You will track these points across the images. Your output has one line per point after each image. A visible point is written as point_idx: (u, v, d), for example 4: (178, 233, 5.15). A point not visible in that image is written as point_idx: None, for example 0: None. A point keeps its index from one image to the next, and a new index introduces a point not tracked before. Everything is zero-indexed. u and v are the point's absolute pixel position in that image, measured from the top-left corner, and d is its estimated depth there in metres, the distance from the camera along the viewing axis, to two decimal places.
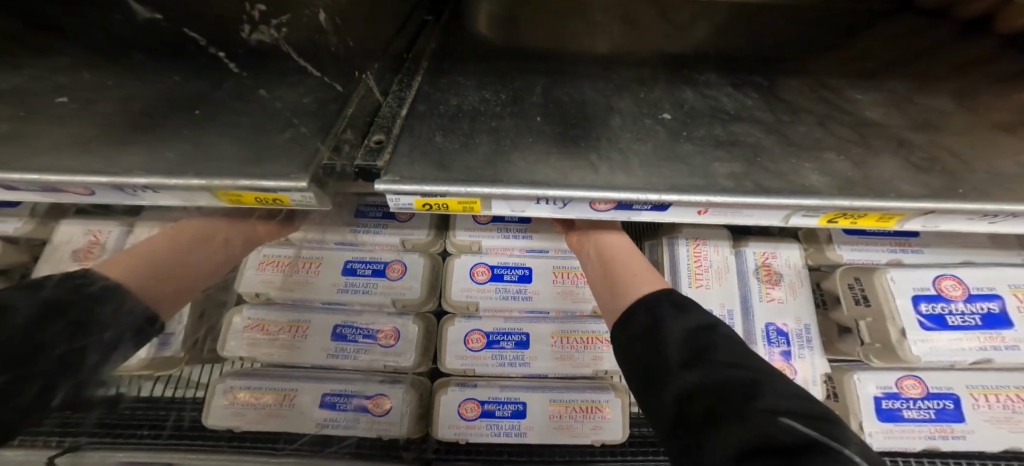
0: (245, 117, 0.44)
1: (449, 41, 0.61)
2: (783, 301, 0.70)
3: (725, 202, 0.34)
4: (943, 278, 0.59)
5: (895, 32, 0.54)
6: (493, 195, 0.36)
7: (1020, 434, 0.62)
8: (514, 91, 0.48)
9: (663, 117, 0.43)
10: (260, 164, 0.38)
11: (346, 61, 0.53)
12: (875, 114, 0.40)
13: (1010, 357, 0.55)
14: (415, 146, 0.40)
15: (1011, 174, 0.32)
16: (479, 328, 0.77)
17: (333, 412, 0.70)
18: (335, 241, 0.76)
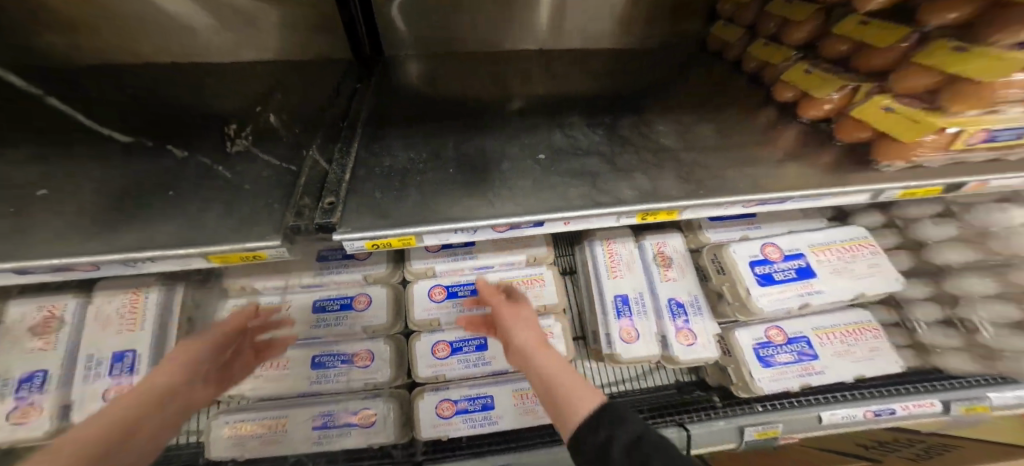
0: (218, 194, 0.57)
1: (380, 104, 0.76)
2: (676, 279, 0.90)
3: (575, 215, 0.51)
4: (766, 245, 0.79)
5: (695, 78, 0.77)
6: (422, 232, 0.51)
7: (859, 363, 0.80)
8: (433, 148, 0.64)
9: (539, 158, 0.60)
10: (244, 230, 0.51)
11: (297, 140, 0.67)
12: (671, 142, 0.60)
13: (819, 298, 0.75)
14: (360, 203, 0.55)
15: (737, 177, 0.53)
16: (443, 340, 0.90)
17: (327, 431, 0.79)
18: (301, 284, 0.86)
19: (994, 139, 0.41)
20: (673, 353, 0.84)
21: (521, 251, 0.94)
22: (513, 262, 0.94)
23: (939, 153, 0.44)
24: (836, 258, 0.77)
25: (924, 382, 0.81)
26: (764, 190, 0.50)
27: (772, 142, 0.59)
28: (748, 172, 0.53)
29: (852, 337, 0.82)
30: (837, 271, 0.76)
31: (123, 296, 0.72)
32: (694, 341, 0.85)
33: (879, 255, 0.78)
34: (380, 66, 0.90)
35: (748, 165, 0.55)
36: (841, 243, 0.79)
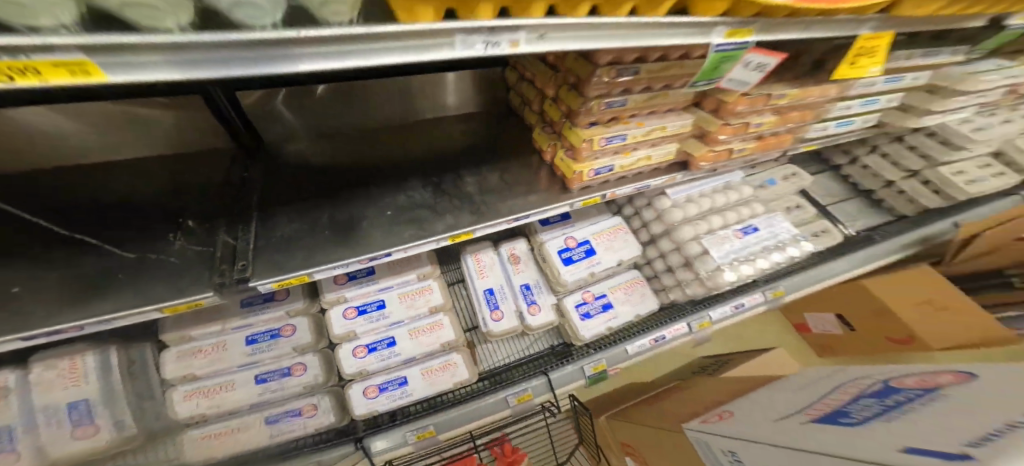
0: (157, 269, 0.72)
1: (269, 181, 0.93)
2: (524, 270, 1.23)
3: (403, 246, 0.78)
4: (567, 238, 1.21)
5: (504, 129, 1.08)
6: (312, 269, 0.72)
7: (637, 304, 1.22)
8: (314, 214, 0.85)
9: (387, 213, 0.84)
10: (187, 287, 0.70)
11: (205, 226, 0.81)
12: (472, 187, 0.91)
13: (597, 267, 1.19)
14: (265, 261, 0.74)
15: (503, 209, 0.87)
16: (360, 344, 1.00)
17: (276, 425, 0.91)
18: (231, 325, 0.90)
19: (600, 172, 0.87)
20: (528, 322, 1.17)
21: (410, 270, 1.06)
22: (407, 279, 1.06)
23: (586, 181, 0.89)
24: (607, 240, 1.22)
25: (682, 310, 1.26)
26: (515, 212, 0.86)
27: (532, 183, 0.94)
28: (512, 207, 0.87)
29: (631, 288, 1.23)
30: (608, 247, 1.21)
31: (60, 366, 0.79)
32: (540, 310, 1.18)
33: (634, 231, 1.26)
34: (248, 146, 1.01)
35: (514, 199, 0.90)
36: (611, 229, 1.24)
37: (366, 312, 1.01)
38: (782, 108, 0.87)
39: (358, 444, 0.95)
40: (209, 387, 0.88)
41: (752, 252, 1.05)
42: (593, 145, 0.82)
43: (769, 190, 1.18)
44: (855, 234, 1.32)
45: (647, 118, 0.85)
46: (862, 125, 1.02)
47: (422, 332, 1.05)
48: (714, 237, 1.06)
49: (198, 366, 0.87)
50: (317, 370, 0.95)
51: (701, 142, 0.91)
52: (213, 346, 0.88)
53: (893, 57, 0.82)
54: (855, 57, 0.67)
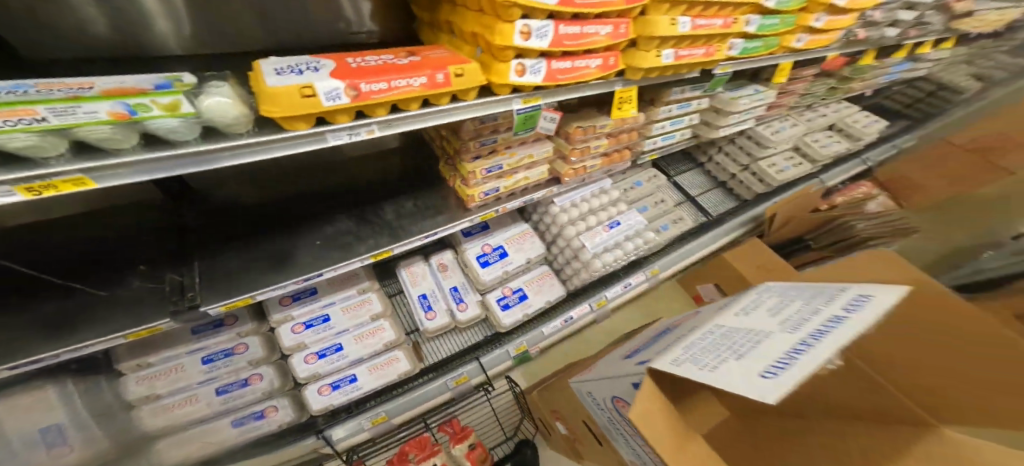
0: (124, 300, 0.74)
1: (211, 214, 0.95)
2: (452, 276, 1.41)
3: (332, 267, 0.91)
4: (484, 245, 1.42)
5: (417, 161, 1.28)
6: (254, 293, 0.81)
7: (546, 293, 1.47)
8: (253, 243, 0.91)
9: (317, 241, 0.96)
10: (142, 314, 0.72)
11: (158, 257, 0.82)
12: (389, 212, 1.09)
13: (510, 266, 1.42)
14: (211, 289, 0.79)
15: (418, 228, 1.07)
16: (310, 352, 1.13)
17: (243, 425, 1.05)
18: (187, 349, 0.99)
19: (488, 193, 1.11)
20: (458, 318, 1.37)
21: (351, 286, 1.22)
22: (348, 295, 1.21)
23: (478, 200, 1.12)
24: (517, 243, 1.46)
25: (580, 293, 1.56)
26: (428, 229, 1.07)
27: (441, 205, 1.15)
28: (424, 225, 1.08)
29: (540, 281, 1.48)
30: (518, 248, 1.45)
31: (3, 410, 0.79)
32: (468, 307, 1.39)
33: (539, 235, 1.53)
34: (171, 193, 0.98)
35: (427, 219, 1.10)
36: (520, 233, 1.48)
37: (313, 325, 1.14)
38: (612, 134, 1.20)
39: (320, 434, 1.10)
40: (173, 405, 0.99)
41: (617, 241, 1.37)
42: (477, 174, 1.06)
43: (636, 190, 1.56)
44: (713, 217, 1.74)
45: (518, 148, 1.11)
46: (681, 138, 1.41)
47: (365, 337, 1.20)
48: (589, 233, 1.36)
49: (160, 388, 0.96)
50: (272, 376, 1.09)
51: (564, 162, 1.22)
52: (171, 368, 0.97)
53: (675, 93, 1.18)
54: (619, 103, 0.95)
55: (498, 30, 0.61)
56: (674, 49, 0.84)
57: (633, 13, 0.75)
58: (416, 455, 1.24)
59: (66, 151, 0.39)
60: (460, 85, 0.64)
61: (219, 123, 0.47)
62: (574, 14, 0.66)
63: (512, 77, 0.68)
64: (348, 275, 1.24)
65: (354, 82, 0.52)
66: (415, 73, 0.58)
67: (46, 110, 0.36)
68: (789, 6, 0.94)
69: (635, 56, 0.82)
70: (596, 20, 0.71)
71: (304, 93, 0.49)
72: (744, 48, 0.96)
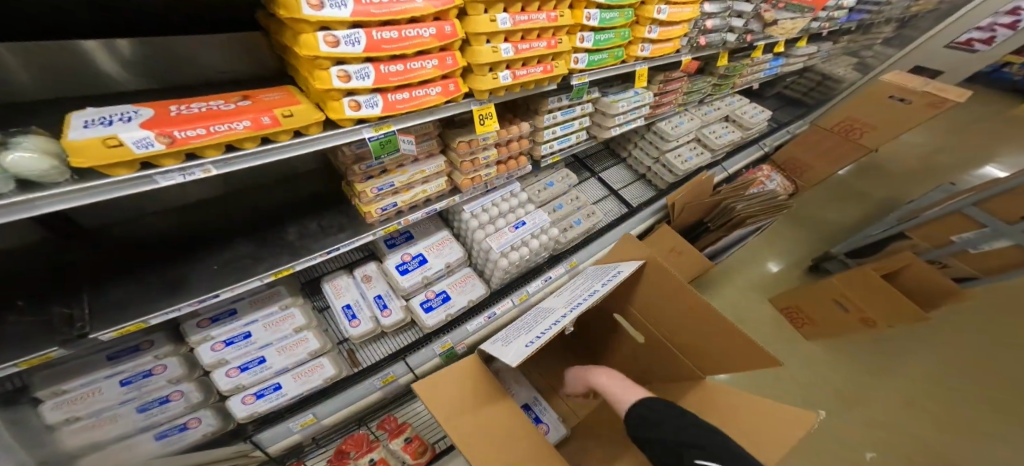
0: (21, 335, 0.82)
1: (108, 253, 1.04)
2: (375, 285, 1.48)
3: (229, 288, 1.02)
4: (404, 253, 1.49)
5: (323, 184, 1.38)
6: (147, 318, 0.91)
7: (468, 293, 1.56)
8: (147, 274, 1.01)
9: (215, 266, 1.06)
10: (35, 343, 0.81)
11: (58, 296, 0.91)
12: (293, 233, 1.19)
13: (430, 270, 1.49)
14: (104, 318, 0.88)
15: (319, 245, 1.17)
16: (232, 366, 1.21)
17: (166, 437, 1.12)
18: (103, 374, 1.03)
19: (386, 208, 1.17)
20: (382, 323, 1.44)
21: (273, 303, 1.30)
22: (270, 312, 1.29)
23: (375, 214, 1.17)
24: (437, 249, 1.54)
25: (502, 291, 1.66)
26: (328, 245, 1.17)
27: (344, 222, 1.26)
28: (325, 242, 1.18)
29: (462, 283, 1.57)
30: (438, 254, 1.53)
31: None
32: (391, 313, 1.45)
33: (459, 241, 1.63)
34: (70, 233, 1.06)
35: (329, 236, 1.20)
36: (439, 240, 1.56)
37: (233, 342, 1.21)
38: (499, 143, 1.27)
39: (248, 439, 1.18)
40: (86, 428, 1.02)
41: (523, 240, 1.46)
42: (367, 192, 1.12)
43: (548, 190, 1.64)
44: (634, 206, 1.86)
45: (410, 165, 1.19)
46: (579, 139, 1.46)
47: (287, 349, 1.28)
48: (497, 234, 1.41)
49: (72, 411, 0.99)
50: (192, 388, 1.17)
51: (460, 172, 1.29)
52: (90, 390, 1.01)
53: (552, 102, 1.24)
54: (480, 120, 1.03)
55: (316, 75, 0.71)
56: (511, 70, 0.94)
57: (456, 47, 0.87)
58: (354, 451, 1.34)
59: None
60: (291, 124, 0.76)
61: (28, 174, 0.56)
62: (390, 55, 0.76)
63: (347, 113, 0.78)
64: (269, 293, 1.32)
65: (165, 131, 0.63)
66: (237, 118, 0.70)
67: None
68: (618, 22, 1.07)
69: (475, 79, 0.93)
70: (418, 56, 0.81)
71: (110, 144, 0.59)
72: (590, 60, 1.10)
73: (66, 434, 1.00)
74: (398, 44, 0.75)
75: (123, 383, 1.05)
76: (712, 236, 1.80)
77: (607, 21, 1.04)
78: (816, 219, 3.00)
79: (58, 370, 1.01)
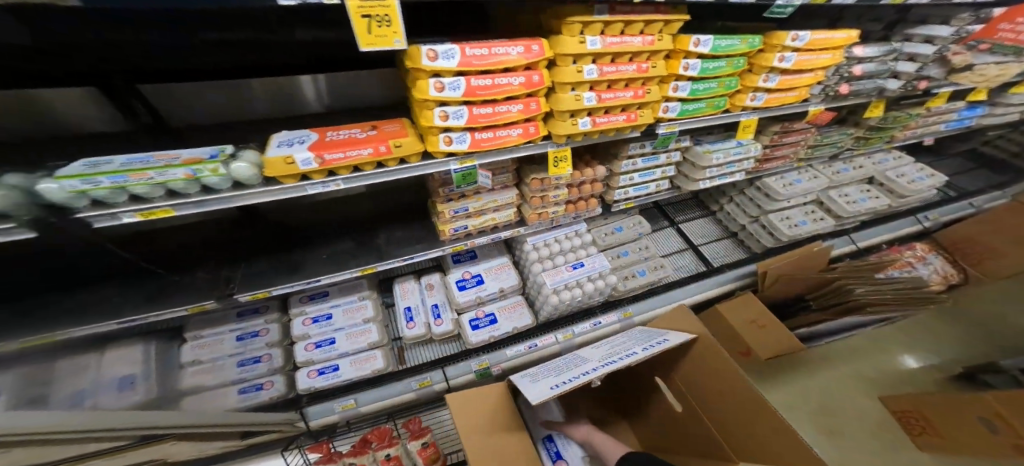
0: (195, 286, 1.06)
1: (251, 228, 1.26)
2: (435, 294, 1.59)
3: (331, 276, 1.17)
4: (466, 271, 1.57)
5: (416, 193, 1.49)
6: (272, 288, 1.09)
7: (516, 320, 1.55)
8: (274, 252, 1.20)
9: (325, 255, 1.22)
10: (202, 296, 1.03)
11: (218, 259, 1.15)
12: (384, 237, 1.32)
13: (485, 292, 1.54)
14: (247, 283, 1.10)
15: (401, 252, 1.27)
16: (310, 342, 1.40)
17: (248, 393, 1.28)
18: (227, 327, 1.33)
19: (458, 229, 1.25)
20: (435, 331, 1.52)
21: (353, 292, 1.51)
22: (349, 300, 1.50)
23: (448, 234, 1.26)
24: (499, 273, 1.58)
25: (551, 325, 1.62)
26: (407, 253, 1.28)
27: (424, 233, 1.35)
28: (407, 250, 1.28)
29: (511, 311, 1.57)
30: (497, 278, 1.57)
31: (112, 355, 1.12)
32: (443, 323, 1.53)
33: (517, 268, 1.65)
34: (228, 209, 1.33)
35: (411, 245, 1.30)
36: (502, 264, 1.61)
37: (317, 319, 1.43)
38: (570, 184, 1.25)
39: (299, 410, 1.32)
40: (201, 377, 1.25)
41: (579, 281, 1.41)
42: (445, 213, 1.21)
43: (614, 236, 1.55)
44: (718, 265, 1.66)
45: (487, 193, 1.24)
46: (658, 189, 1.33)
47: (354, 334, 1.45)
48: (554, 271, 1.39)
49: (199, 355, 1.26)
50: (276, 352, 1.36)
51: (529, 206, 1.29)
52: (213, 339, 1.29)
53: (632, 149, 1.16)
54: (554, 162, 0.99)
55: (422, 115, 0.77)
56: (590, 117, 0.87)
57: (540, 94, 0.84)
58: (376, 443, 1.43)
59: (163, 194, 0.67)
60: (401, 153, 0.82)
61: (242, 179, 0.70)
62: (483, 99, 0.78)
63: (441, 147, 0.83)
64: (352, 284, 1.53)
65: (319, 154, 0.74)
66: (365, 145, 0.78)
67: (153, 174, 0.62)
68: (725, 69, 0.96)
69: (557, 125, 0.87)
70: (506, 100, 0.81)
71: (288, 162, 0.72)
72: (682, 109, 1.00)
73: (194, 375, 1.25)
74: (491, 91, 0.75)
75: (238, 338, 1.32)
76: (813, 316, 1.48)
77: (708, 71, 0.94)
78: (985, 321, 2.31)
79: (199, 320, 1.32)
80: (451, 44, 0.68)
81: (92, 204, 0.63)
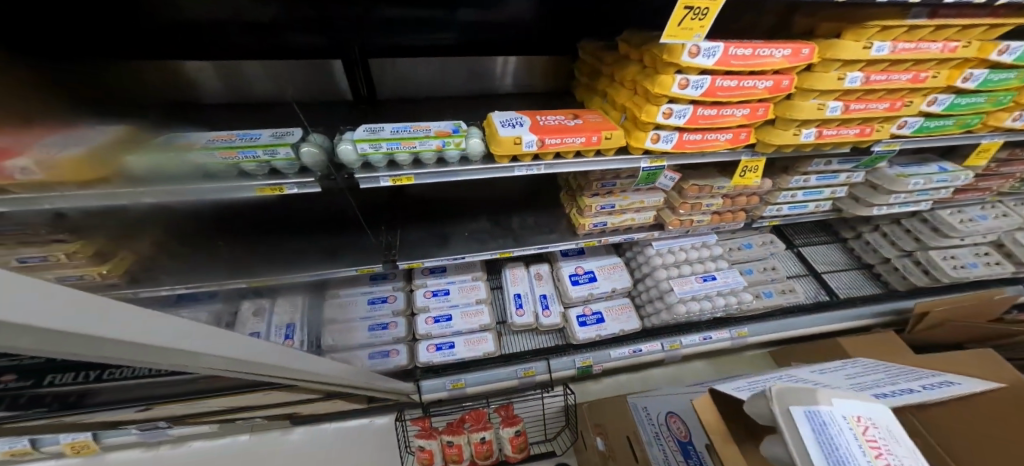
0: (361, 249, 1.26)
1: (400, 202, 1.45)
2: (544, 285, 1.58)
3: (472, 255, 1.28)
4: (579, 267, 1.56)
5: (549, 185, 1.55)
6: (424, 260, 1.25)
7: (623, 321, 1.53)
8: (425, 229, 1.35)
9: (465, 234, 1.34)
10: (367, 258, 1.23)
11: (379, 224, 1.36)
12: (517, 222, 1.39)
13: (596, 291, 1.52)
14: (404, 251, 1.27)
15: (532, 240, 1.33)
16: (429, 315, 1.50)
17: (376, 358, 1.43)
18: (364, 290, 1.53)
19: (596, 225, 1.27)
20: (542, 320, 1.52)
21: (470, 271, 1.59)
22: (465, 279, 1.58)
23: (585, 229, 1.29)
24: (612, 274, 1.55)
25: (657, 333, 1.54)
26: (542, 243, 1.32)
27: (557, 224, 1.39)
28: (543, 239, 1.34)
29: (616, 313, 1.54)
30: (610, 278, 1.55)
31: (298, 298, 1.44)
32: (551, 314, 1.53)
33: (630, 269, 1.60)
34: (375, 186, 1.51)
35: (546, 235, 1.35)
36: (615, 264, 1.57)
37: (438, 294, 1.53)
38: (728, 195, 1.18)
39: (416, 382, 1.42)
40: (344, 333, 1.43)
41: (709, 294, 1.36)
42: (593, 208, 1.23)
43: (743, 251, 1.47)
44: (841, 297, 1.59)
45: (633, 194, 1.24)
46: (816, 209, 1.27)
47: (467, 314, 1.51)
48: (681, 280, 1.35)
49: (338, 313, 1.46)
50: (398, 319, 1.50)
51: (672, 211, 1.25)
52: (354, 298, 1.50)
53: (815, 165, 1.08)
54: (742, 171, 0.93)
55: (645, 110, 0.77)
56: (818, 128, 0.82)
57: (773, 101, 0.80)
58: (472, 425, 1.46)
59: (411, 163, 0.84)
60: (607, 145, 0.86)
61: (472, 153, 0.85)
62: (714, 100, 0.76)
63: (647, 144, 0.83)
64: (469, 264, 1.62)
65: (542, 137, 0.83)
66: (578, 134, 0.84)
67: (417, 143, 0.80)
68: (1007, 85, 0.86)
69: (769, 133, 0.84)
70: (736, 103, 0.77)
71: (516, 143, 0.83)
72: (920, 126, 0.91)
73: (338, 329, 1.44)
74: (732, 92, 0.74)
75: (372, 301, 1.51)
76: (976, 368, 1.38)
77: (989, 83, 0.84)
78: None
79: (344, 280, 1.54)
80: (720, 43, 0.66)
81: (364, 169, 0.82)
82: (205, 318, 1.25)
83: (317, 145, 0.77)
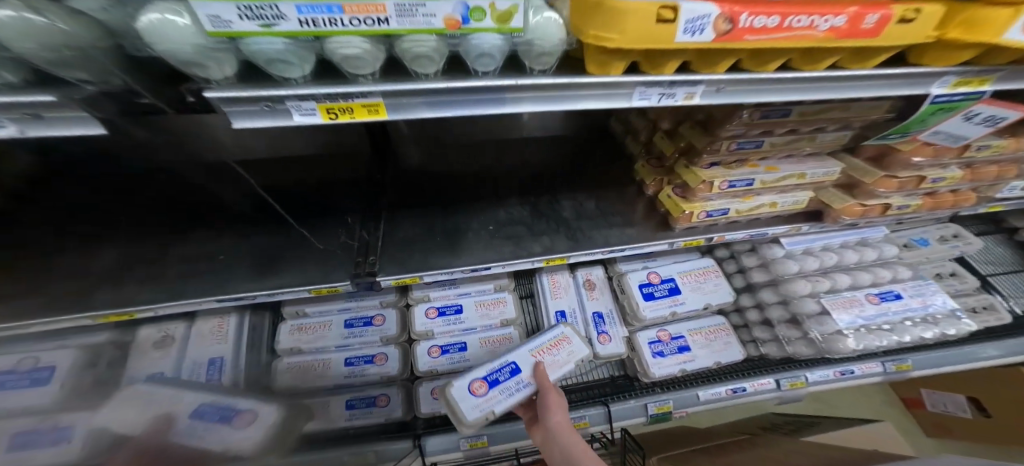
0: (318, 253, 0.76)
1: (387, 177, 0.94)
2: (599, 299, 1.07)
3: (501, 263, 0.77)
4: (650, 273, 1.06)
5: (611, 152, 1.03)
6: (423, 274, 0.74)
7: (720, 352, 1.02)
8: (427, 221, 0.84)
9: (489, 227, 0.83)
10: (326, 271, 0.73)
11: (353, 209, 0.86)
12: (569, 209, 0.87)
13: (681, 309, 1.02)
14: (393, 257, 0.76)
15: (597, 237, 0.82)
16: (435, 344, 1.02)
17: (356, 409, 0.95)
18: (337, 307, 1.04)
19: (712, 214, 0.76)
20: (597, 350, 1.00)
21: (490, 280, 1.09)
22: (484, 290, 1.08)
23: (692, 222, 0.78)
24: (699, 282, 1.05)
25: (765, 367, 1.03)
26: (613, 244, 0.81)
27: (634, 210, 0.88)
28: (617, 235, 0.82)
29: (710, 339, 1.04)
30: (698, 289, 1.04)
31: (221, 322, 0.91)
32: (609, 341, 1.02)
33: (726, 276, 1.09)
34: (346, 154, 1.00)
35: (619, 228, 0.84)
36: (706, 268, 1.07)
37: (446, 314, 1.04)
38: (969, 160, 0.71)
39: (416, 440, 0.92)
40: (305, 375, 0.95)
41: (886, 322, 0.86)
42: (712, 187, 0.72)
43: None
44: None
45: (780, 162, 0.73)
46: None
47: (485, 341, 1.02)
48: None
49: (298, 349, 0.97)
50: (385, 351, 1.01)
51: (847, 194, 0.73)
52: (321, 323, 1.01)
53: None
54: None
55: None
56: None
57: None
58: None
59: (375, 71, 0.34)
60: (890, 37, 0.40)
61: (525, 51, 0.37)
62: None
63: (1008, 34, 0.41)
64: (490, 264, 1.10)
65: (735, 11, 0.33)
66: (834, 8, 0.35)
67: (390, 5, 0.27)
68: None
69: None
70: None
71: (661, 17, 0.32)
72: None
73: (296, 369, 0.96)
74: None
75: (347, 324, 1.02)
76: None
77: None
78: None
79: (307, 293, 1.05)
80: None
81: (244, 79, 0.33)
82: (72, 360, 0.77)
83: (74, 13, 0.30)
